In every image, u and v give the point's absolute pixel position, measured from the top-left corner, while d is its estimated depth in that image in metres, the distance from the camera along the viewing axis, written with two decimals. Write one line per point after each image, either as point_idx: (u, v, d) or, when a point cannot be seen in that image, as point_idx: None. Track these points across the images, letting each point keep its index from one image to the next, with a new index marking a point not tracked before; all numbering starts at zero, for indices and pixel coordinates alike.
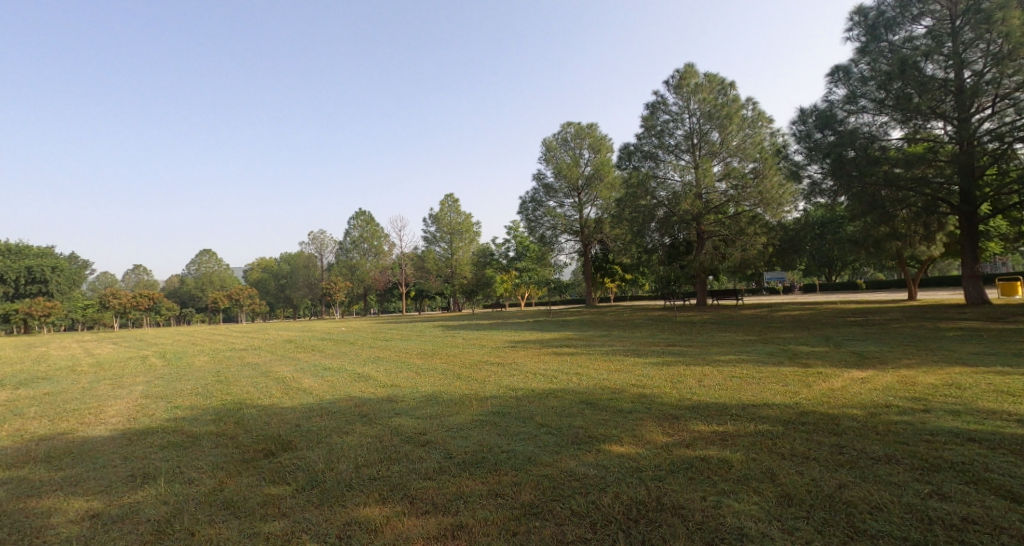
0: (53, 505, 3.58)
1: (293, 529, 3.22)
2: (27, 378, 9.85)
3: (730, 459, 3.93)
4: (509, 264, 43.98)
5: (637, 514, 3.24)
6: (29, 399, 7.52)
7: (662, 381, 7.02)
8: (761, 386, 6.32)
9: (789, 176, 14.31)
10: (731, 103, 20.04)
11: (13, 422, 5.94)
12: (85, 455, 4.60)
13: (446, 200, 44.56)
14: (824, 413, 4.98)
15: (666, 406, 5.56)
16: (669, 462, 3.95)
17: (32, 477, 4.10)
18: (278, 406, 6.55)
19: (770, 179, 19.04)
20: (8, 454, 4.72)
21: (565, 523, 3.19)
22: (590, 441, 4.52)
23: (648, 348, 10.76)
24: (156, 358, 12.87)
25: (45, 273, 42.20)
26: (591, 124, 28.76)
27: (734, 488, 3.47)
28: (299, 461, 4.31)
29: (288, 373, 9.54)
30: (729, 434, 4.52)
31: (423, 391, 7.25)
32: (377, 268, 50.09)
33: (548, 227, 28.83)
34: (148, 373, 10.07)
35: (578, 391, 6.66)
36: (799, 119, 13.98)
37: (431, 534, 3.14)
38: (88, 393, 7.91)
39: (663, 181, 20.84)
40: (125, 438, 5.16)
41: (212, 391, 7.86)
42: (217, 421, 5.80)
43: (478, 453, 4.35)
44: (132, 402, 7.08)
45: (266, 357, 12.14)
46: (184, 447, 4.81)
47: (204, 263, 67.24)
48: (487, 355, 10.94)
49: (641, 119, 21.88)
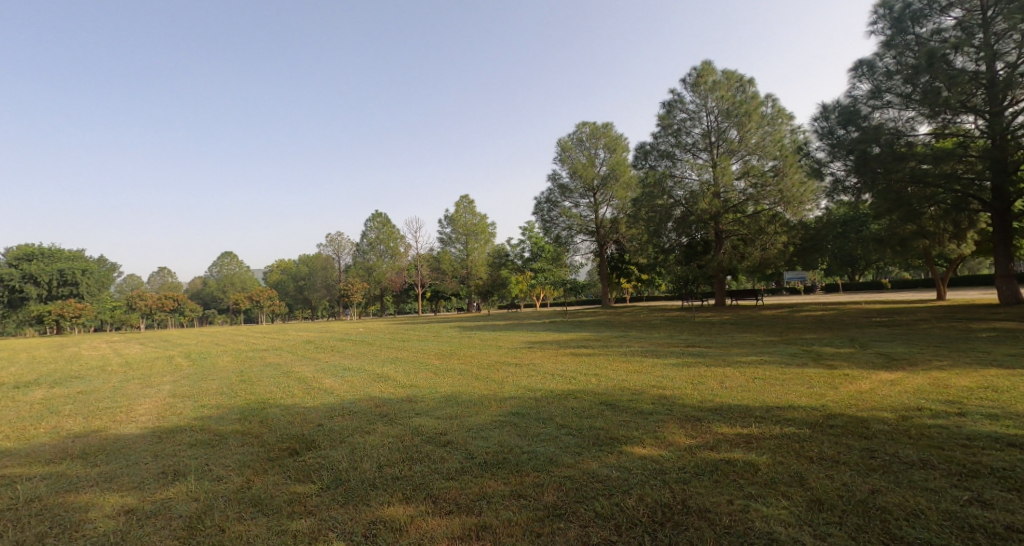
0: (90, 500, 3.68)
1: (319, 528, 3.25)
2: (61, 377, 10.18)
3: (757, 462, 3.86)
4: (524, 265, 44.32)
5: (663, 517, 3.21)
6: (64, 397, 7.78)
7: (682, 382, 6.96)
8: (786, 387, 6.20)
9: (810, 174, 14.07)
10: (750, 100, 19.74)
11: (50, 420, 6.15)
12: (118, 452, 4.73)
13: (461, 201, 44.58)
14: (853, 415, 4.86)
15: (688, 407, 5.51)
16: (694, 464, 3.90)
17: (70, 473, 4.24)
18: (300, 405, 6.64)
19: (791, 177, 18.66)
20: (48, 450, 4.89)
21: (589, 525, 3.17)
22: (611, 443, 4.48)
23: (666, 349, 10.67)
24: (183, 358, 13.17)
25: (76, 276, 43.58)
26: (606, 123, 28.57)
27: (762, 492, 3.40)
28: (323, 461, 4.36)
29: (308, 373, 9.66)
30: (755, 437, 4.44)
31: (443, 391, 7.27)
32: (394, 268, 50.21)
33: (563, 228, 28.79)
34: (175, 373, 10.32)
35: (597, 392, 6.64)
36: (820, 115, 13.75)
37: (456, 534, 3.15)
38: (118, 392, 8.15)
39: (680, 181, 20.69)
40: (156, 436, 5.28)
41: (236, 390, 8.02)
42: (243, 419, 5.93)
43: (500, 453, 4.36)
44: (160, 401, 7.26)
45: (287, 358, 12.33)
46: (211, 445, 4.91)
47: (226, 265, 68.50)
48: (504, 356, 10.93)
49: (658, 119, 21.72)
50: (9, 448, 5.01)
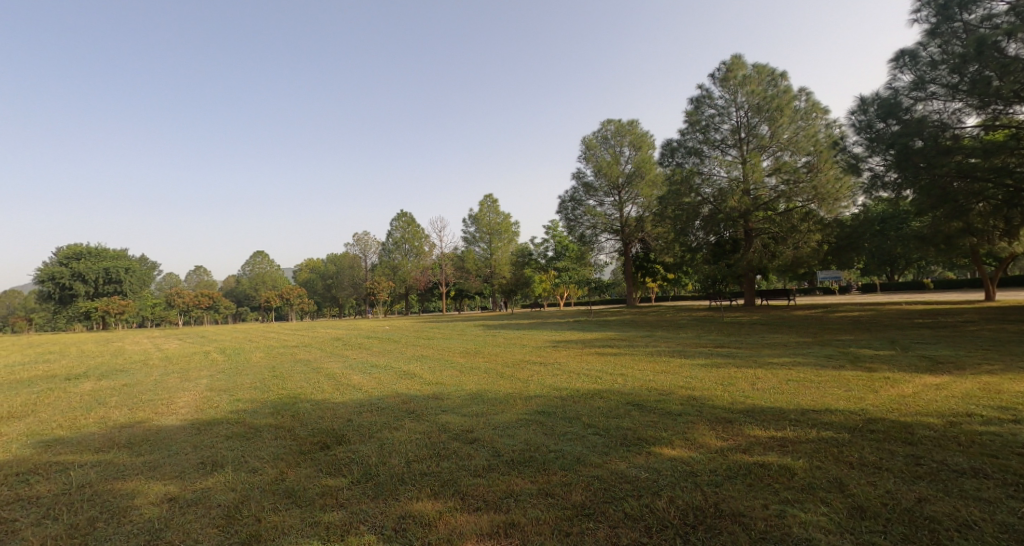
0: (135, 487, 3.83)
1: (351, 520, 3.30)
2: (105, 370, 10.68)
3: (792, 466, 3.75)
4: (547, 264, 44.78)
5: (695, 520, 3.14)
6: (110, 389, 8.13)
7: (711, 383, 6.81)
8: (822, 390, 5.99)
9: (847, 169, 13.65)
10: (782, 95, 19.16)
11: (98, 410, 6.44)
12: (161, 443, 4.91)
13: (485, 200, 44.73)
14: (895, 420, 4.67)
15: (718, 409, 5.38)
16: (726, 468, 3.81)
17: (117, 461, 4.42)
18: (329, 400, 6.78)
19: (826, 173, 17.97)
20: (97, 438, 5.13)
21: (619, 526, 3.13)
22: (640, 444, 4.42)
23: (694, 349, 10.47)
24: (218, 353, 13.61)
25: (120, 274, 45.71)
26: (631, 120, 28.22)
27: (799, 497, 3.30)
28: (353, 455, 4.43)
29: (337, 369, 9.85)
30: (790, 440, 4.31)
31: (468, 388, 7.32)
32: (418, 268, 50.93)
33: (587, 227, 28.54)
34: (211, 368, 10.66)
35: (623, 392, 6.56)
36: (859, 108, 13.40)
37: (484, 530, 3.17)
38: (159, 384, 8.50)
39: (708, 178, 20.29)
40: (194, 428, 5.46)
41: (268, 385, 8.23)
42: (276, 413, 6.08)
43: (526, 451, 4.35)
44: (197, 394, 7.51)
45: (316, 355, 12.59)
46: (247, 437, 5.06)
47: (258, 264, 70.19)
48: (529, 355, 10.90)
49: (686, 115, 21.43)
50: (62, 436, 5.27)
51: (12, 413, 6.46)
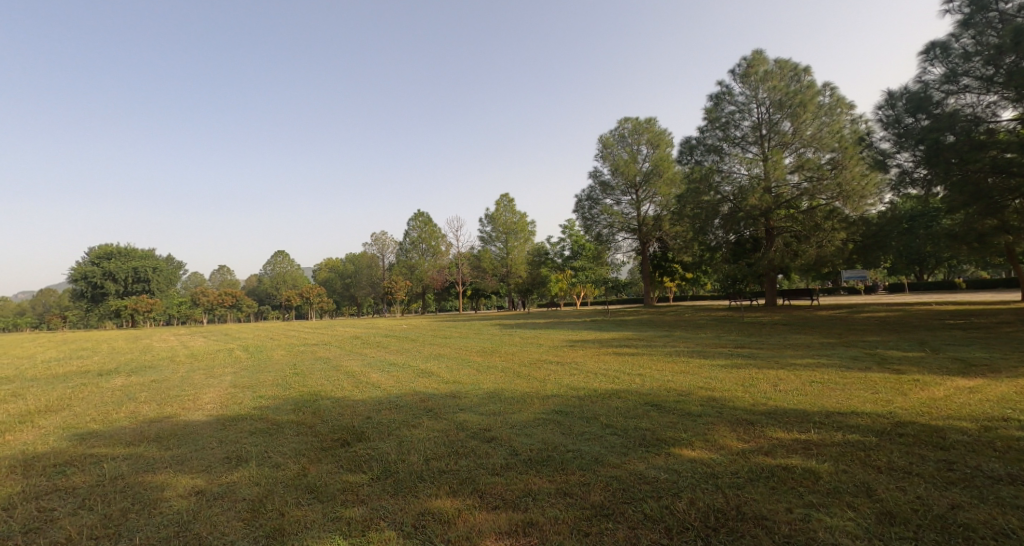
0: (165, 480, 3.94)
1: (371, 517, 3.34)
2: (134, 366, 11.00)
3: (817, 469, 3.68)
4: (564, 264, 45.18)
5: (716, 523, 3.11)
6: (139, 385, 8.38)
7: (732, 384, 6.71)
8: (848, 392, 5.87)
9: (874, 166, 13.35)
10: (805, 90, 18.78)
11: (128, 405, 6.64)
12: (188, 437, 5.04)
13: (501, 200, 44.90)
14: (926, 424, 4.55)
15: (739, 411, 5.30)
16: (747, 470, 3.76)
17: (147, 454, 4.55)
18: (349, 398, 6.88)
19: (851, 169, 17.54)
20: (127, 432, 5.29)
21: (638, 527, 3.11)
22: (659, 444, 4.39)
23: (714, 350, 10.32)
24: (241, 351, 13.90)
25: (148, 273, 47.12)
26: (649, 118, 27.98)
27: (824, 501, 3.24)
28: (373, 452, 4.49)
29: (355, 367, 9.98)
30: (813, 443, 4.23)
31: (485, 387, 7.35)
32: (434, 268, 50.64)
33: (604, 226, 28.39)
34: (234, 365, 10.89)
35: (641, 392, 6.52)
36: (886, 103, 13.10)
37: (503, 529, 3.18)
38: (186, 381, 8.72)
39: (728, 176, 20.03)
40: (220, 423, 5.59)
41: (289, 382, 8.37)
42: (297, 410, 6.19)
43: (544, 451, 4.35)
44: (222, 390, 7.69)
45: (335, 353, 12.77)
46: (270, 433, 5.16)
47: (279, 264, 71.31)
48: (546, 354, 10.90)
49: (705, 112, 21.23)
50: (95, 429, 5.44)
51: (48, 407, 6.69)
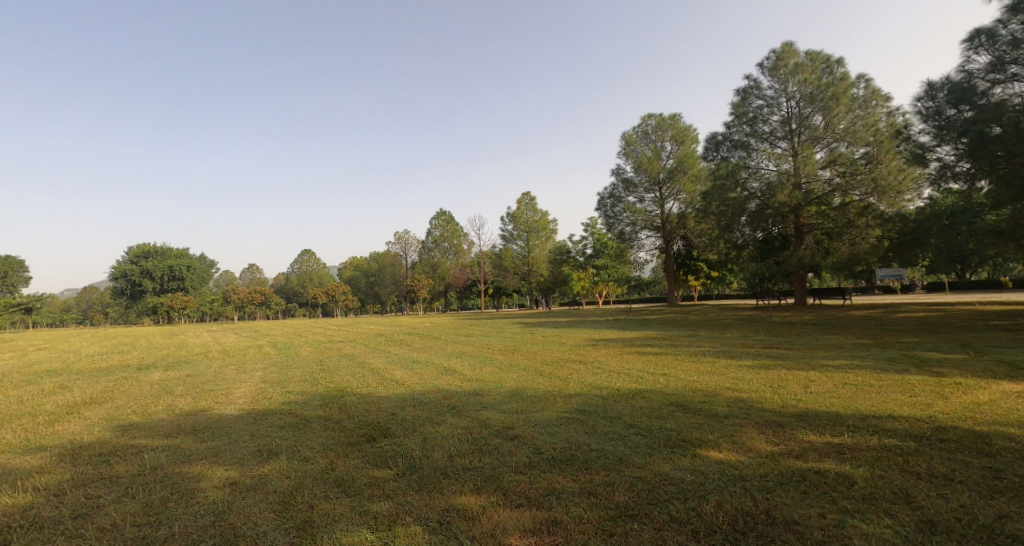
0: (201, 471, 4.07)
1: (397, 511, 3.39)
2: (170, 360, 11.40)
3: (851, 474, 3.58)
4: (585, 263, 44.62)
5: (745, 526, 3.05)
6: (175, 379, 8.68)
7: (760, 385, 6.56)
8: (883, 395, 5.68)
9: (912, 160, 12.92)
10: (838, 82, 18.23)
11: (166, 398, 6.89)
12: (221, 430, 5.20)
13: (522, 198, 44.82)
14: (969, 430, 4.38)
15: (768, 413, 5.18)
16: (777, 473, 3.68)
17: (184, 446, 4.72)
18: (374, 394, 6.99)
19: (887, 164, 16.81)
20: (165, 424, 5.49)
21: (664, 529, 3.09)
22: (685, 445, 4.33)
23: (741, 350, 10.11)
24: (270, 347, 14.25)
25: (183, 272, 48.80)
26: (673, 114, 27.56)
27: (859, 507, 3.16)
28: (398, 448, 4.55)
29: (380, 364, 10.13)
30: (848, 447, 4.11)
31: (508, 386, 7.36)
32: (457, 266, 51.81)
33: (627, 223, 28.08)
34: (264, 361, 11.19)
35: (665, 392, 6.44)
36: (926, 94, 12.63)
37: (527, 526, 3.18)
38: (219, 376, 8.99)
39: (755, 171, 19.53)
40: (251, 417, 5.75)
41: (316, 378, 8.55)
42: (325, 405, 6.32)
43: (568, 449, 4.35)
44: (253, 386, 7.90)
45: (360, 350, 12.96)
46: (299, 427, 5.28)
47: (306, 262, 72.61)
48: (568, 353, 10.86)
49: (731, 107, 20.82)
50: (136, 421, 5.66)
51: (91, 398, 6.99)
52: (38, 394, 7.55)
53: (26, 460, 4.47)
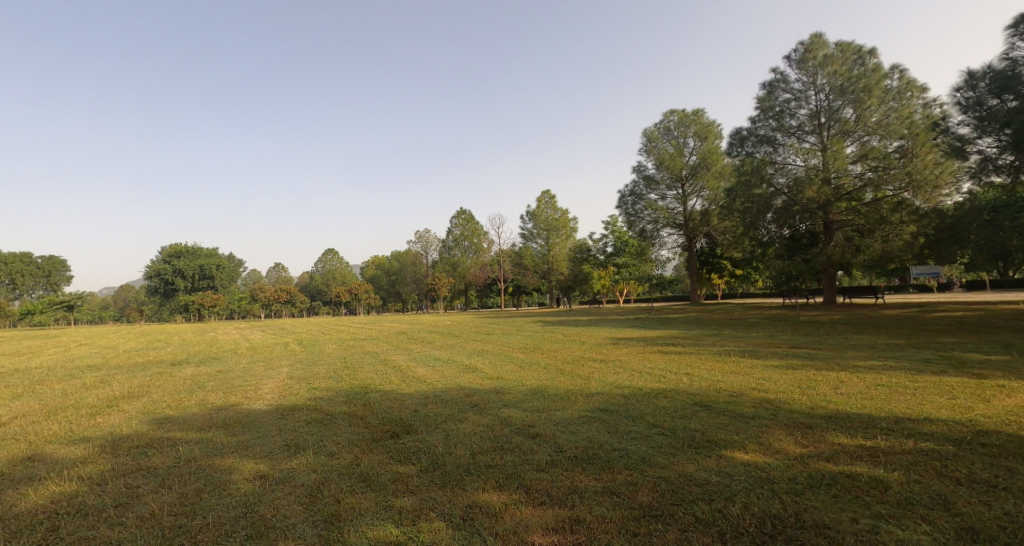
0: (232, 464, 4.18)
1: (421, 506, 3.43)
2: (202, 357, 11.75)
3: (885, 478, 3.48)
4: (607, 260, 44.04)
5: (773, 529, 2.99)
6: (207, 374, 8.95)
7: (787, 385, 6.43)
8: (918, 398, 5.50)
9: (950, 153, 12.47)
10: (870, 74, 17.69)
11: (198, 393, 7.10)
12: (250, 424, 5.33)
13: (542, 196, 44.71)
14: (1013, 435, 4.20)
15: (797, 414, 5.07)
16: (807, 476, 3.60)
17: (216, 439, 4.85)
18: (397, 391, 7.08)
19: (922, 158, 16.24)
20: (199, 418, 5.67)
21: (690, 530, 3.05)
22: (709, 446, 4.27)
23: (767, 350, 9.90)
24: (295, 345, 14.55)
25: (213, 271, 50.33)
26: (696, 109, 27.13)
27: (894, 512, 3.07)
28: (421, 444, 4.60)
29: (402, 361, 10.25)
30: (882, 450, 4.00)
31: (529, 384, 7.36)
32: (477, 264, 51.95)
33: (648, 221, 27.76)
34: (290, 358, 11.44)
35: (688, 392, 6.35)
36: (966, 84, 12.15)
37: (550, 524, 3.19)
38: (248, 372, 9.23)
39: (782, 167, 19.12)
40: (279, 412, 5.89)
41: (341, 375, 8.70)
42: (349, 402, 6.43)
43: (590, 448, 4.33)
44: (280, 381, 8.09)
45: (382, 347, 13.12)
46: (324, 423, 5.38)
47: (329, 261, 73.76)
48: (589, 352, 10.81)
49: (757, 101, 20.40)
50: (171, 415, 5.86)
51: (129, 392, 7.27)
52: (81, 387, 7.89)
53: (70, 450, 4.66)
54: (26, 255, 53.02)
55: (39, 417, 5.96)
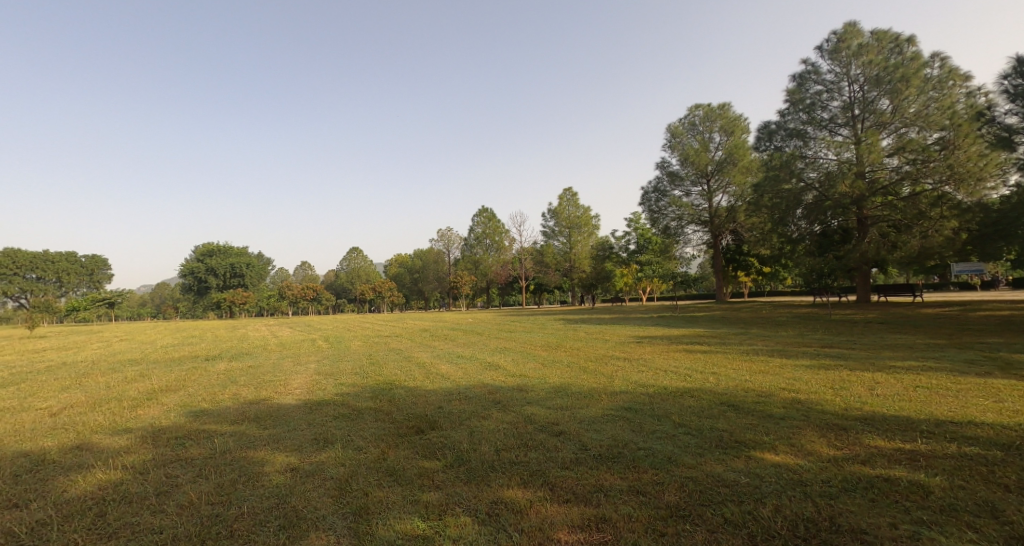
0: (264, 456, 4.29)
1: (447, 501, 3.45)
2: (234, 353, 12.09)
3: (926, 483, 3.35)
4: (630, 258, 43.64)
5: (806, 533, 2.92)
6: (238, 369, 9.21)
7: (819, 386, 6.25)
8: (961, 400, 5.28)
9: (996, 144, 11.92)
10: (908, 62, 17.07)
11: (230, 387, 7.31)
12: (281, 418, 5.46)
13: (564, 194, 44.53)
14: None
15: (830, 415, 4.93)
16: (841, 479, 3.49)
17: (248, 432, 4.98)
18: (421, 388, 7.15)
19: (966, 149, 15.35)
20: (231, 411, 5.83)
21: (718, 531, 3.00)
22: (738, 446, 4.19)
23: (797, 349, 9.64)
24: (322, 341, 14.85)
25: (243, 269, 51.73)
26: (722, 103, 26.59)
27: (937, 519, 2.95)
28: (446, 440, 4.63)
29: (426, 359, 10.33)
30: (922, 454, 3.85)
31: (552, 382, 7.34)
32: (499, 262, 52.06)
33: (672, 218, 27.36)
34: (318, 354, 11.68)
35: (715, 392, 6.24)
36: (1013, 70, 11.56)
37: (576, 522, 3.17)
38: (278, 367, 9.46)
39: (813, 161, 18.66)
40: (308, 407, 6.01)
41: (367, 371, 8.84)
42: (375, 397, 6.52)
43: (614, 447, 4.29)
44: (308, 377, 8.26)
45: (406, 344, 13.28)
46: (351, 418, 5.47)
47: (354, 259, 74.88)
48: (612, 350, 10.72)
49: (786, 94, 19.90)
50: (206, 408, 6.04)
51: (166, 386, 7.52)
52: (122, 380, 8.20)
53: (114, 441, 4.84)
54: (71, 255, 55.31)
55: (84, 408, 6.21)
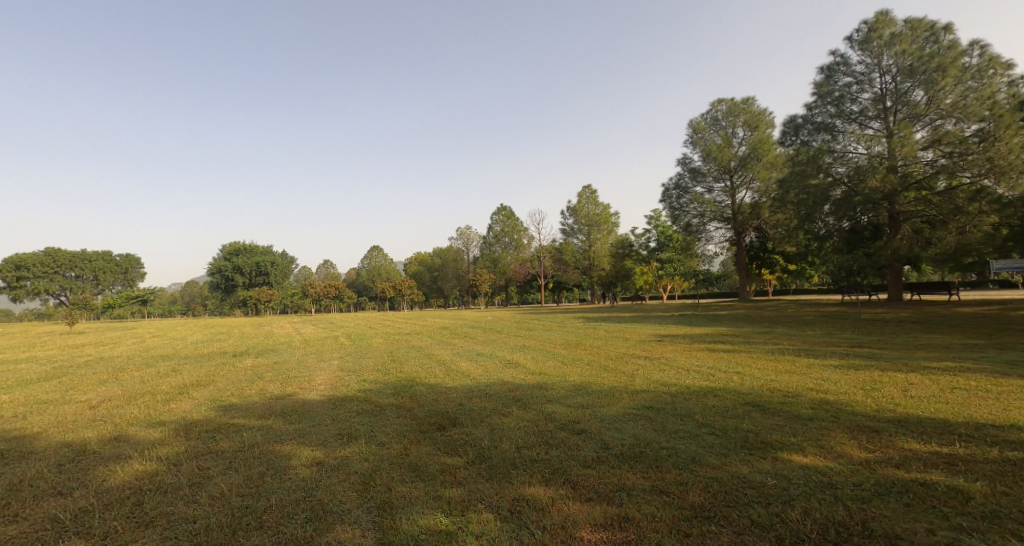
0: (291, 450, 4.38)
1: (469, 497, 3.46)
2: (260, 349, 12.35)
3: (965, 488, 3.23)
4: (650, 256, 43.11)
5: (837, 537, 2.84)
6: (265, 365, 9.40)
7: (848, 387, 6.08)
8: (1000, 403, 5.07)
9: None
10: (944, 51, 16.44)
11: (257, 382, 7.47)
12: (306, 413, 5.55)
13: (584, 192, 44.32)
14: None
15: (860, 417, 4.78)
16: (874, 482, 3.39)
17: (275, 426, 5.07)
18: (442, 385, 7.18)
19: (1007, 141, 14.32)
20: (259, 406, 5.95)
21: (745, 533, 2.93)
22: (764, 448, 4.09)
23: (825, 349, 9.38)
24: (344, 338, 15.07)
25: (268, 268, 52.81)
26: (746, 98, 26.08)
27: (977, 526, 2.84)
28: (467, 437, 4.64)
29: (446, 356, 10.38)
30: (960, 459, 3.71)
31: (572, 380, 7.29)
32: (518, 260, 52.02)
33: (694, 215, 26.96)
34: (340, 351, 11.85)
35: (740, 392, 6.11)
36: None
37: (599, 521, 3.14)
38: (302, 363, 9.63)
39: (841, 155, 18.19)
40: (331, 403, 6.09)
41: (388, 368, 8.92)
42: (396, 394, 6.58)
43: (637, 447, 4.23)
44: (332, 373, 8.38)
45: (427, 342, 13.38)
46: (374, 414, 5.53)
47: (375, 258, 75.73)
48: (633, 348, 10.60)
49: (814, 87, 19.43)
50: (234, 402, 6.18)
51: (197, 380, 7.72)
52: (155, 375, 8.45)
53: (149, 432, 4.99)
54: (107, 255, 57.28)
55: (121, 401, 6.43)
